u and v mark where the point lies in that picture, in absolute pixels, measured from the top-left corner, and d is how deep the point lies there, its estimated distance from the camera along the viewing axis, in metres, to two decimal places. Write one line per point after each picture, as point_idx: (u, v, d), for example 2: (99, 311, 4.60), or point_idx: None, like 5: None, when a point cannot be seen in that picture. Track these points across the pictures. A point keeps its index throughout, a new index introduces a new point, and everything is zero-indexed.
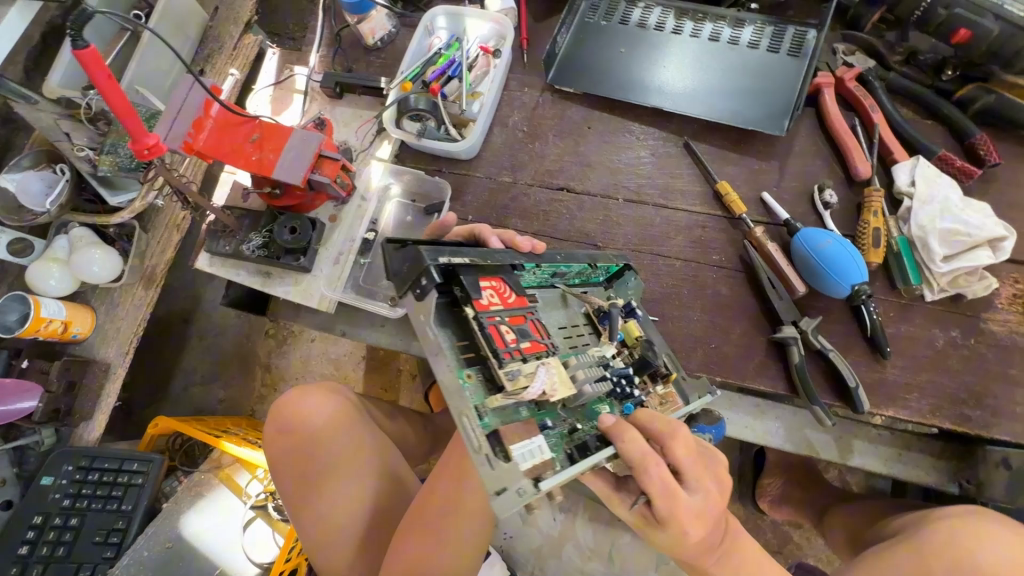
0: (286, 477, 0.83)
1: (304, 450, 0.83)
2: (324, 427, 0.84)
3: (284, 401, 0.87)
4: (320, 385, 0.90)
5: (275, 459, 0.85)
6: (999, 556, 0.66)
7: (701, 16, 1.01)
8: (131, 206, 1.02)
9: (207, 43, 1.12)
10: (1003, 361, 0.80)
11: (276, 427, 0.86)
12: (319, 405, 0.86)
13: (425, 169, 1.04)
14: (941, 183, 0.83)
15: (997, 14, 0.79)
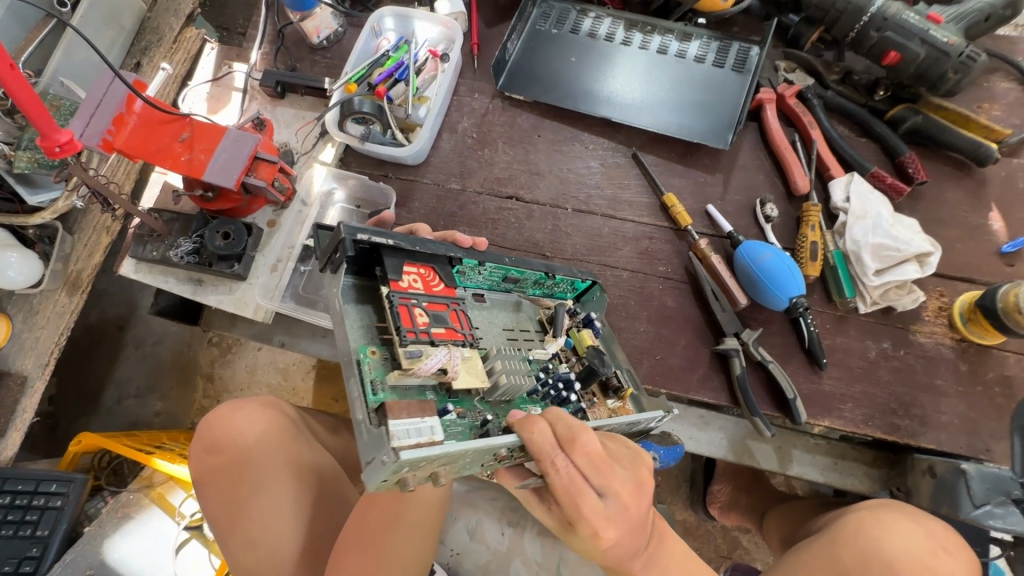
0: (211, 496, 0.78)
1: (232, 469, 0.78)
2: (255, 446, 0.79)
3: (212, 418, 0.82)
4: (254, 400, 0.85)
5: (200, 479, 0.80)
6: (906, 549, 0.67)
7: (650, 29, 1.02)
8: (53, 206, 0.94)
9: (145, 33, 1.03)
10: (929, 371, 0.82)
11: (203, 445, 0.81)
12: (252, 423, 0.81)
13: (370, 174, 1.00)
14: (873, 200, 0.86)
15: (923, 39, 0.83)
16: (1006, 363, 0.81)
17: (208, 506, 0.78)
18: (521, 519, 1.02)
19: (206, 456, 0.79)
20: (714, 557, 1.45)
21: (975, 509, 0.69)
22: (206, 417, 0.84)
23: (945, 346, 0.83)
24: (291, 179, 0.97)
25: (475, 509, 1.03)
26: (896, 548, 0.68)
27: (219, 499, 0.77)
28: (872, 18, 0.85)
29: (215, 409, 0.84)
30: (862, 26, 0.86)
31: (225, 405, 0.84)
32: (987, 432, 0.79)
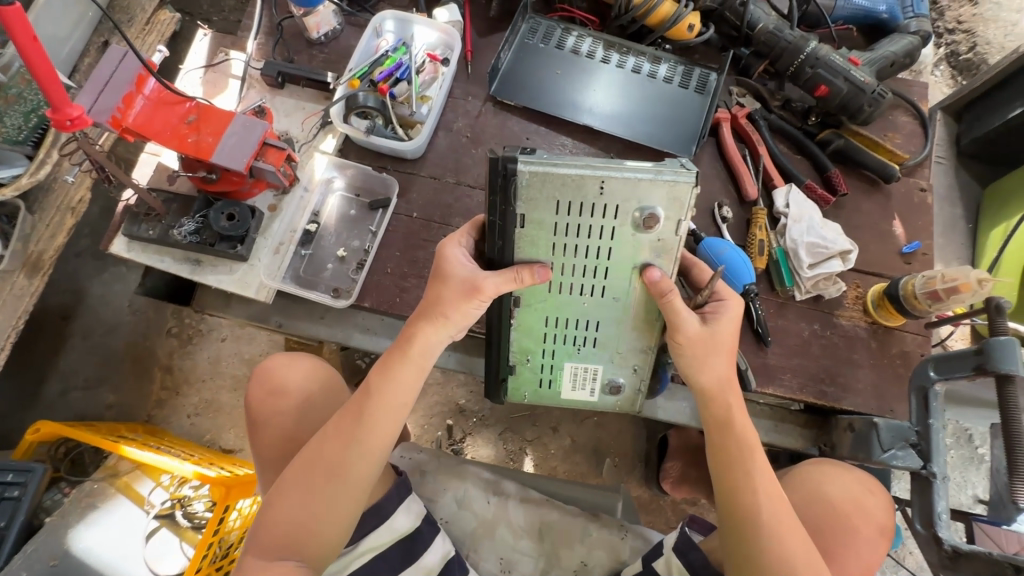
0: (260, 435, 0.82)
1: (284, 414, 0.82)
2: (311, 398, 0.83)
3: (271, 364, 0.86)
4: (312, 356, 0.89)
5: (252, 418, 0.83)
6: (839, 491, 0.84)
7: (625, 50, 1.15)
8: (16, 182, 0.97)
9: (116, 13, 1.09)
10: (850, 347, 1.00)
11: (258, 385, 0.85)
12: (308, 379, 0.85)
13: (369, 165, 1.06)
14: (807, 206, 1.04)
15: (846, 78, 1.02)
16: (905, 340, 1.01)
17: (256, 442, 0.82)
18: (504, 489, 1.11)
19: (261, 399, 0.83)
20: (666, 528, 1.60)
21: (884, 453, 0.86)
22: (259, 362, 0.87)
23: (861, 327, 1.02)
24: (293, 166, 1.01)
25: (463, 480, 1.11)
26: (834, 490, 0.85)
27: (268, 440, 0.81)
28: (807, 56, 1.03)
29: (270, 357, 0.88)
30: (800, 62, 1.04)
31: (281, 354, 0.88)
32: (892, 395, 0.98)
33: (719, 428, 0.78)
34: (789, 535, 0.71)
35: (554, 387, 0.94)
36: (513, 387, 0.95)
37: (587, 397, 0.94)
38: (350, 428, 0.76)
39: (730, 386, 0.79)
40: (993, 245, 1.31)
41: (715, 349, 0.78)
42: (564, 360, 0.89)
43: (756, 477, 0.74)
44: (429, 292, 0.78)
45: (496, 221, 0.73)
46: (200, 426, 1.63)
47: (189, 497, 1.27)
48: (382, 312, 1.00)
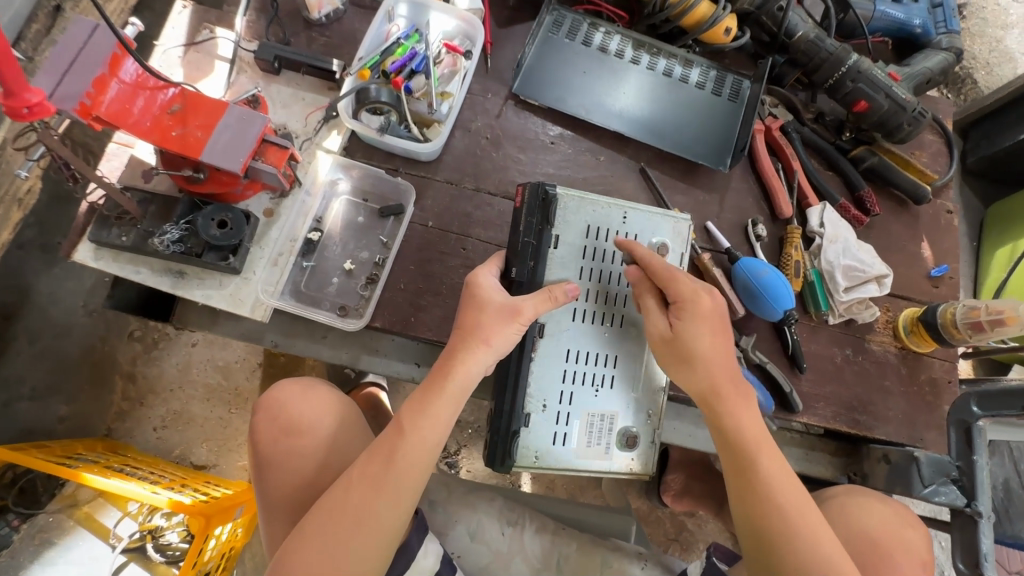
0: (269, 482, 0.72)
1: (301, 458, 0.72)
2: (331, 438, 0.73)
3: (283, 397, 0.76)
4: (325, 388, 0.79)
5: (260, 459, 0.73)
6: (872, 523, 0.79)
7: (655, 51, 1.06)
8: None
9: None
10: (881, 373, 0.98)
11: (268, 421, 0.75)
12: (328, 415, 0.75)
13: (380, 166, 0.95)
14: (842, 226, 1.00)
15: (887, 94, 0.98)
16: (934, 367, 0.99)
17: (264, 490, 0.72)
18: (518, 518, 1.05)
19: (272, 439, 0.73)
20: (664, 540, 1.58)
21: (925, 488, 0.84)
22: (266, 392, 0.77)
23: (891, 353, 0.99)
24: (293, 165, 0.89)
25: (476, 510, 1.04)
26: (870, 523, 0.79)
27: (281, 488, 0.71)
28: (849, 69, 0.99)
29: (277, 386, 0.78)
30: (840, 75, 1.00)
31: (293, 383, 0.78)
32: (922, 424, 0.97)
33: (720, 440, 0.74)
34: (803, 545, 0.67)
35: (567, 443, 0.83)
36: (524, 443, 0.82)
37: (601, 456, 0.84)
38: (382, 475, 0.66)
39: (719, 384, 0.74)
40: (999, 266, 1.30)
41: (692, 357, 0.75)
42: (581, 406, 0.84)
43: (759, 486, 0.71)
44: (464, 319, 0.73)
45: (531, 242, 0.82)
46: (169, 440, 1.48)
47: (162, 527, 1.14)
48: (394, 333, 0.90)
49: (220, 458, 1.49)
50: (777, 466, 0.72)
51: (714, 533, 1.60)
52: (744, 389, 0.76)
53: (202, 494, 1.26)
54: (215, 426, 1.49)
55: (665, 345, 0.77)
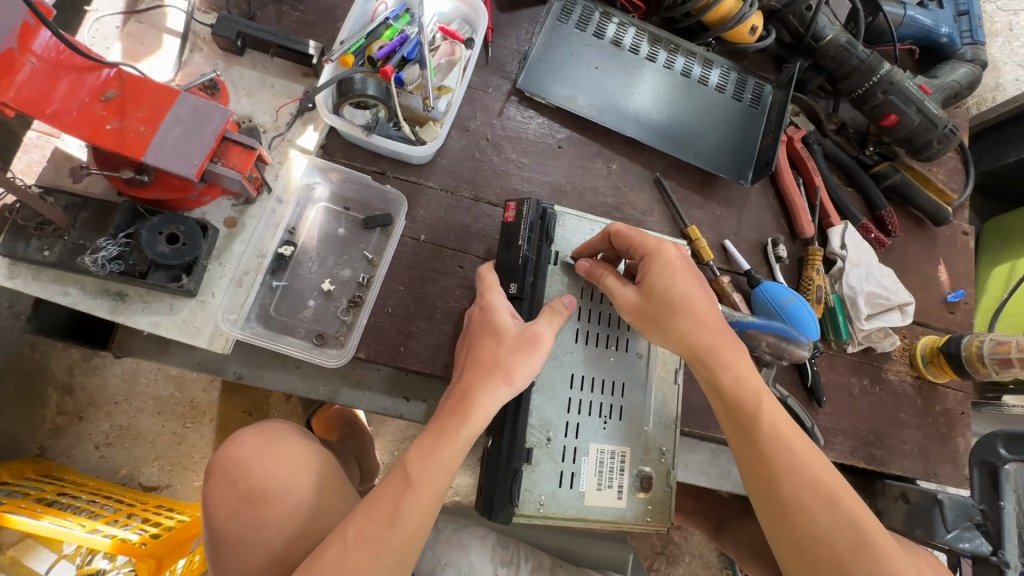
0: (230, 554, 0.66)
1: (267, 525, 0.67)
2: (305, 499, 0.69)
3: (246, 454, 0.71)
4: (292, 442, 0.74)
5: (219, 529, 0.68)
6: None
7: (673, 47, 0.95)
8: None
9: None
10: (897, 405, 0.94)
11: (226, 483, 0.70)
12: (298, 472, 0.71)
13: (364, 170, 0.82)
14: (864, 249, 0.94)
15: (919, 108, 0.92)
16: (947, 398, 0.96)
17: (223, 563, 0.66)
18: (513, 557, 0.98)
19: (234, 505, 0.68)
20: (650, 554, 1.46)
21: (948, 533, 0.83)
22: (226, 448, 0.72)
23: (907, 383, 0.95)
24: (259, 167, 0.75)
25: (465, 551, 0.95)
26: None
27: (246, 562, 0.65)
28: (881, 80, 0.92)
29: (238, 439, 0.73)
30: (870, 85, 0.93)
31: (257, 435, 0.74)
32: (935, 457, 0.94)
33: (713, 396, 0.66)
34: (821, 506, 0.59)
35: (574, 486, 0.71)
36: (527, 487, 0.69)
37: (613, 502, 0.72)
38: (380, 533, 0.56)
39: (707, 337, 0.65)
40: (996, 286, 1.26)
41: (667, 312, 0.66)
42: (589, 441, 0.73)
43: (767, 447, 0.62)
44: (481, 354, 0.65)
45: (530, 257, 0.74)
46: (113, 460, 1.31)
47: (104, 569, 1.01)
48: (381, 364, 0.78)
49: (173, 478, 1.33)
50: (782, 421, 0.63)
51: (701, 546, 1.50)
52: (732, 339, 0.67)
53: (152, 527, 1.12)
54: (166, 443, 1.33)
55: (635, 308, 0.68)
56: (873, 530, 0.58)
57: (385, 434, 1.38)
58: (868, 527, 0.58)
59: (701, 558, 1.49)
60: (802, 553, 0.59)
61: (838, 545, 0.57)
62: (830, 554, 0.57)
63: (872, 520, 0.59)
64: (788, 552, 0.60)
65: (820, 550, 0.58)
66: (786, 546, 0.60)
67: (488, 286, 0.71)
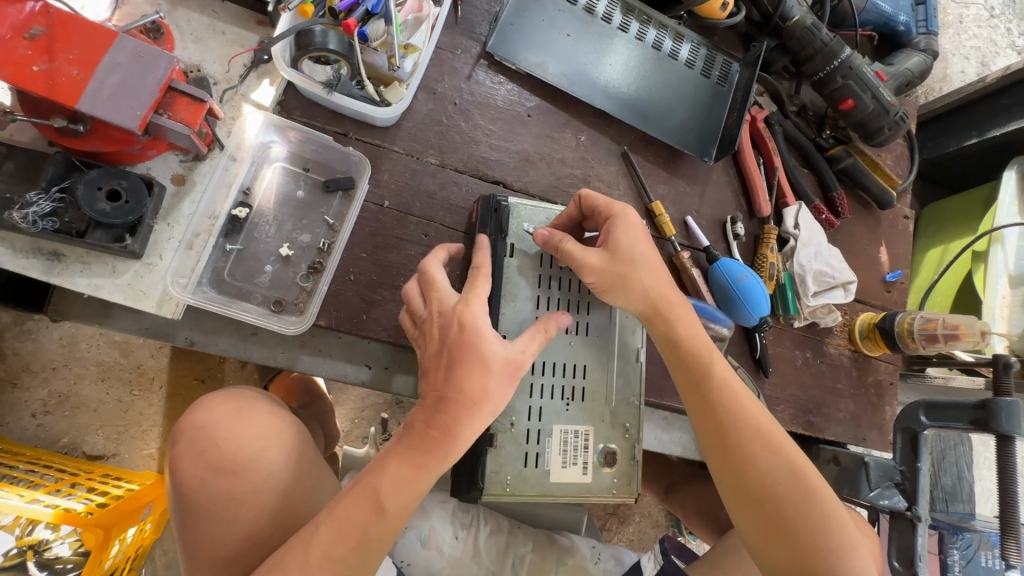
0: (197, 524, 0.67)
1: (235, 497, 0.67)
2: (274, 472, 0.69)
3: (214, 423, 0.71)
4: (262, 412, 0.74)
5: (186, 499, 0.68)
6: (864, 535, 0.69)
7: (645, 19, 0.94)
8: None
9: None
10: (835, 376, 1.00)
11: (192, 453, 0.69)
12: (269, 443, 0.71)
13: (325, 130, 0.78)
14: (814, 228, 0.98)
15: (874, 95, 0.96)
16: (880, 369, 1.04)
17: (190, 533, 0.67)
18: (473, 520, 1.01)
19: (204, 476, 0.68)
20: (603, 515, 1.53)
21: (872, 491, 0.92)
22: (194, 414, 0.72)
23: (844, 356, 1.02)
24: (210, 122, 0.71)
25: (426, 516, 0.98)
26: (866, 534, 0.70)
27: (214, 533, 0.66)
28: (841, 64, 0.94)
29: (203, 408, 0.72)
30: (831, 69, 0.95)
31: (224, 404, 0.73)
32: (866, 424, 1.01)
33: (669, 350, 0.70)
34: (764, 451, 0.64)
35: (540, 465, 0.74)
36: (493, 469, 0.72)
37: (579, 479, 0.75)
38: (347, 554, 0.58)
39: (666, 294, 0.70)
40: (929, 268, 1.36)
41: (632, 268, 0.69)
42: (553, 422, 0.75)
43: (715, 398, 0.67)
44: (464, 382, 0.60)
45: (487, 251, 0.76)
46: (52, 428, 1.25)
47: (46, 540, 0.99)
48: (342, 332, 0.76)
49: (120, 447, 1.28)
50: (729, 374, 0.69)
51: (650, 507, 1.58)
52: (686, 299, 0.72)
53: (98, 496, 1.08)
54: (111, 410, 1.28)
55: (601, 267, 0.68)
56: (811, 475, 0.64)
57: (346, 401, 1.37)
58: (804, 468, 0.64)
59: (650, 517, 1.58)
60: (746, 495, 0.64)
61: (777, 485, 0.63)
62: (769, 494, 0.63)
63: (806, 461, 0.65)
64: (733, 494, 0.65)
65: (761, 491, 0.63)
66: (733, 490, 0.65)
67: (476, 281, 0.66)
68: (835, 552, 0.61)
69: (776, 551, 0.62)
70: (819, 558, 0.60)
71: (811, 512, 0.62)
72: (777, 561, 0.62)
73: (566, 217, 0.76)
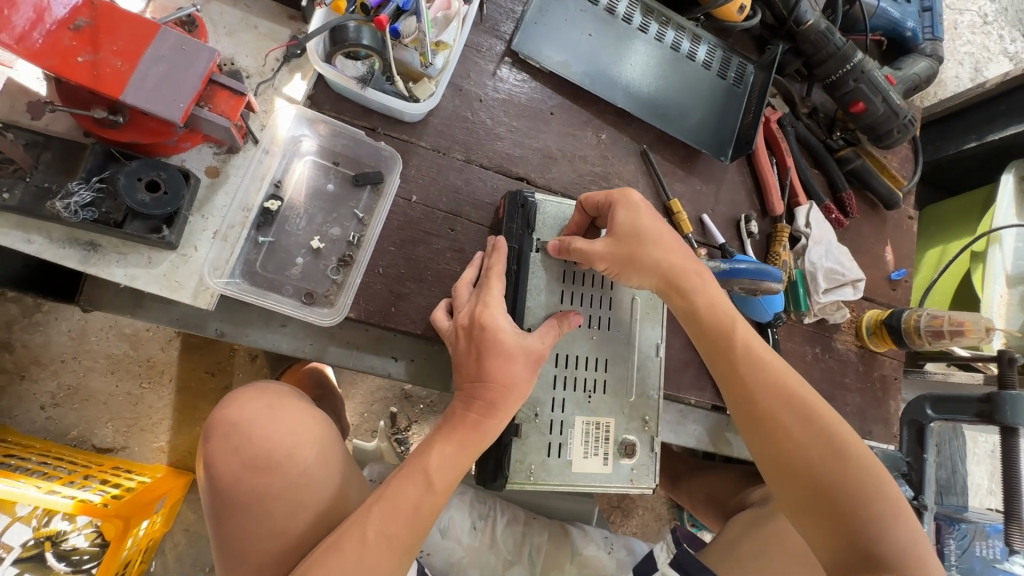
0: (233, 519, 0.68)
1: (270, 494, 0.68)
2: (307, 470, 0.70)
3: (246, 419, 0.71)
4: (292, 407, 0.75)
5: (221, 494, 0.68)
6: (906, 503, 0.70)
7: (665, 20, 0.95)
8: None
9: None
10: (842, 371, 1.03)
11: (226, 449, 0.69)
12: (300, 440, 0.72)
13: (354, 124, 0.79)
14: (825, 228, 1.01)
15: (884, 98, 0.98)
16: (885, 364, 1.07)
17: (225, 528, 0.68)
18: (489, 511, 1.03)
19: (238, 472, 0.69)
20: (608, 509, 1.56)
21: None
22: (225, 410, 0.71)
23: (851, 352, 1.05)
24: (245, 116, 0.71)
25: (445, 507, 0.99)
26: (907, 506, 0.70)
27: (249, 526, 0.67)
28: (853, 68, 0.97)
29: (234, 403, 0.72)
30: (843, 73, 0.98)
31: (255, 399, 0.73)
32: (871, 417, 1.05)
33: (691, 322, 0.72)
34: (795, 419, 0.66)
35: (562, 455, 0.75)
36: (517, 457, 0.73)
37: (600, 469, 0.76)
38: (400, 530, 0.61)
39: (678, 263, 0.71)
40: (928, 267, 1.40)
41: (639, 244, 0.70)
42: (574, 414, 0.76)
43: (741, 364, 0.69)
44: (494, 373, 0.66)
45: (514, 248, 0.77)
46: (62, 421, 1.24)
47: (64, 531, 0.99)
48: (371, 324, 0.78)
49: (129, 440, 1.28)
50: (753, 339, 0.70)
51: (654, 500, 1.61)
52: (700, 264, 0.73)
53: (112, 488, 1.08)
54: (121, 403, 1.27)
55: (610, 253, 0.70)
56: (844, 439, 0.65)
57: (357, 394, 1.38)
58: (838, 433, 0.65)
59: (653, 510, 1.61)
60: (776, 460, 0.67)
61: (810, 451, 0.65)
62: (802, 460, 0.65)
63: (842, 426, 0.67)
64: (767, 461, 0.68)
65: (793, 457, 0.66)
66: (766, 457, 0.67)
67: (493, 273, 0.72)
68: (875, 515, 0.62)
69: (812, 514, 0.65)
70: (856, 520, 0.62)
71: (845, 477, 0.64)
72: (814, 524, 0.65)
73: (576, 224, 0.77)
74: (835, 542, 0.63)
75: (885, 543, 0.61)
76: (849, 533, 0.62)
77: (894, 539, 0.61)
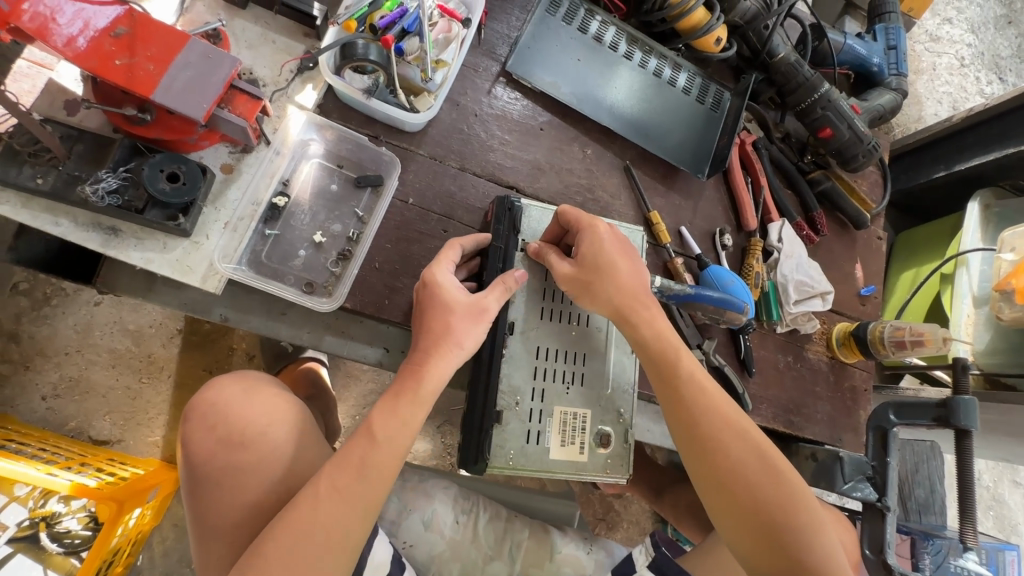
0: (208, 491, 0.72)
1: (242, 468, 0.72)
2: (278, 446, 0.74)
3: (223, 400, 0.76)
4: (272, 390, 0.80)
5: (199, 469, 0.73)
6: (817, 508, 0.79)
7: (648, 49, 1.04)
8: None
9: None
10: (814, 380, 1.08)
11: (204, 428, 0.75)
12: (274, 420, 0.76)
13: (359, 132, 0.86)
14: (795, 243, 1.08)
15: (849, 125, 1.07)
16: (854, 375, 1.12)
17: (203, 501, 0.72)
18: (473, 507, 1.06)
19: (215, 448, 0.73)
20: (593, 520, 1.58)
21: (845, 483, 1.00)
22: (207, 391, 0.77)
23: (822, 361, 1.10)
24: (259, 119, 0.79)
25: (430, 499, 1.03)
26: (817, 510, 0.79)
27: (223, 498, 0.71)
28: (821, 97, 1.06)
29: (217, 385, 0.78)
30: (811, 101, 1.06)
31: (235, 383, 0.79)
32: (842, 426, 1.09)
33: (642, 351, 0.77)
34: (733, 437, 0.73)
35: (540, 443, 0.79)
36: (498, 443, 0.78)
37: (576, 457, 0.81)
38: (351, 484, 0.65)
39: (629, 299, 0.77)
40: (902, 289, 1.47)
41: (597, 277, 0.76)
42: (553, 404, 0.81)
43: (685, 389, 0.75)
44: (432, 324, 0.73)
45: (500, 248, 0.83)
46: (61, 412, 1.28)
47: (58, 513, 1.03)
48: (365, 315, 0.83)
49: (126, 433, 1.31)
50: (695, 367, 0.77)
51: (638, 513, 1.63)
52: (651, 300, 0.79)
53: (107, 476, 1.12)
54: (119, 397, 1.31)
55: (571, 276, 0.77)
56: (772, 455, 0.73)
57: (350, 396, 1.42)
58: (769, 453, 0.73)
59: (638, 524, 1.63)
60: (718, 477, 0.72)
61: (746, 468, 0.72)
62: (742, 482, 0.71)
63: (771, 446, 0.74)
64: (709, 484, 0.73)
65: (732, 473, 0.71)
66: (707, 480, 0.73)
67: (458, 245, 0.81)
68: (801, 526, 0.70)
69: (750, 531, 0.70)
70: (786, 531, 0.69)
71: (778, 489, 0.71)
72: (753, 540, 0.70)
73: (551, 235, 0.83)
74: (769, 547, 0.70)
75: (811, 549, 0.69)
76: (782, 545, 0.69)
77: (821, 547, 0.69)
